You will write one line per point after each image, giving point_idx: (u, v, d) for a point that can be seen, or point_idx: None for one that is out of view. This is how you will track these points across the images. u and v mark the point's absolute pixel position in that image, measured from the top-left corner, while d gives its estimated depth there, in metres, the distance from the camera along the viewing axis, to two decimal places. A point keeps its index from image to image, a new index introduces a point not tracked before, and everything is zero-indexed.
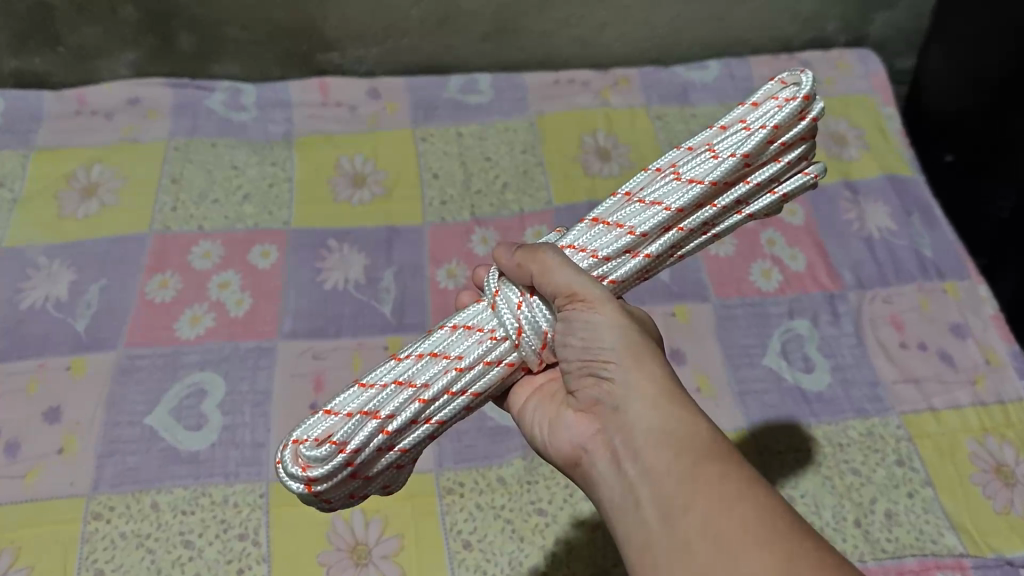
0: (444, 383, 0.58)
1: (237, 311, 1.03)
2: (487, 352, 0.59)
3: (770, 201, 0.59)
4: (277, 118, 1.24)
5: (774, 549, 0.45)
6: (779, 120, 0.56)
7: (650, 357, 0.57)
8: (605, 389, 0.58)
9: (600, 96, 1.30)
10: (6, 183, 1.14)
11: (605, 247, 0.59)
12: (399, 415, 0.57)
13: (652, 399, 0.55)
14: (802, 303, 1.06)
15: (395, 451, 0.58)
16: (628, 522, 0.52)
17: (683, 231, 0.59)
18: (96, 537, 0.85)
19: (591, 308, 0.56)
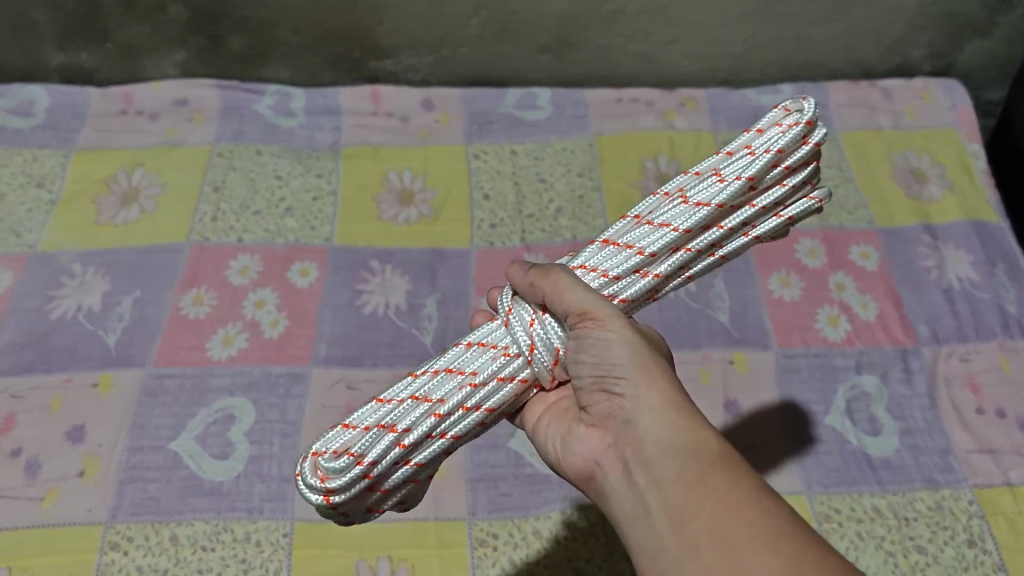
0: (459, 398, 0.53)
1: (271, 333, 0.99)
2: (500, 368, 0.54)
3: (777, 224, 0.55)
4: (325, 126, 1.20)
5: (780, 551, 0.43)
6: (784, 143, 0.53)
7: (660, 370, 0.52)
8: (616, 404, 0.53)
9: (664, 118, 1.23)
10: (46, 184, 1.12)
11: (616, 266, 0.55)
12: (416, 429, 0.52)
13: (663, 413, 0.51)
14: (871, 356, 0.99)
15: (411, 465, 0.53)
16: (640, 533, 0.49)
17: (692, 251, 0.55)
18: (112, 570, 0.81)
19: (600, 326, 0.52)
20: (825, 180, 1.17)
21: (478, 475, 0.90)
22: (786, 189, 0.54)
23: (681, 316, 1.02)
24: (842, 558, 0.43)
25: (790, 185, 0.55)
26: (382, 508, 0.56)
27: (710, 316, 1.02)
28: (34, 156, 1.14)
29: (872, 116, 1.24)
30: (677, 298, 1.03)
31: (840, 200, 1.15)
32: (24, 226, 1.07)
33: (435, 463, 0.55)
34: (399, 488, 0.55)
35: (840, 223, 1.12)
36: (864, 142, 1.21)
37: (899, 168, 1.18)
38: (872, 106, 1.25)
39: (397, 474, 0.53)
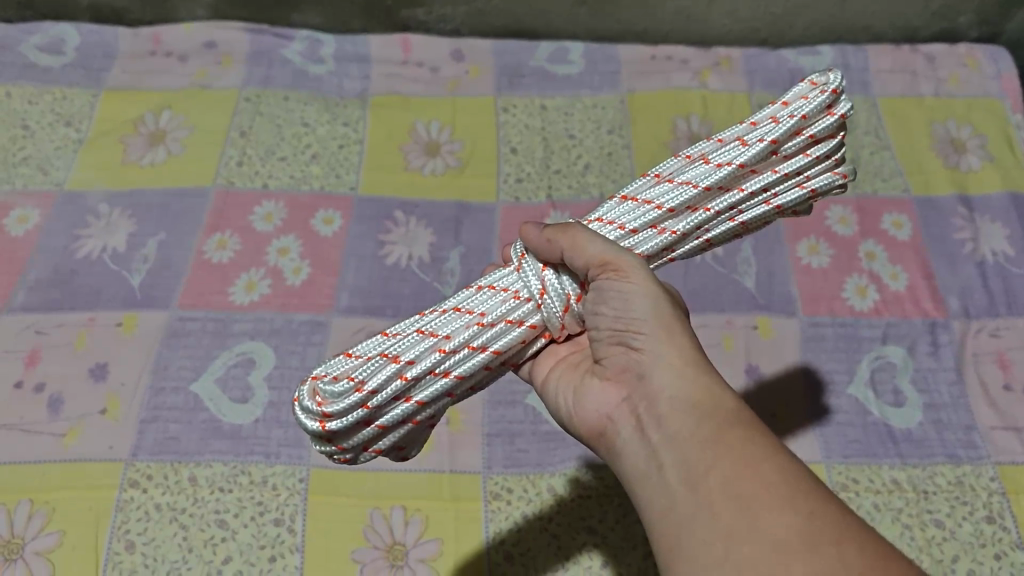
0: (466, 336, 0.51)
1: (294, 280, 0.99)
2: (509, 311, 0.53)
3: (800, 194, 0.53)
4: (355, 74, 1.19)
5: (796, 509, 0.42)
6: (811, 109, 0.51)
7: (680, 327, 0.52)
8: (633, 359, 0.53)
9: (698, 77, 1.20)
10: (74, 123, 1.12)
11: (634, 220, 0.54)
12: (421, 361, 0.50)
13: (680, 370, 0.51)
14: (899, 328, 0.97)
15: (411, 403, 0.51)
16: (653, 490, 0.49)
17: (710, 211, 0.53)
18: (130, 507, 0.82)
19: (624, 277, 0.50)
20: (861, 147, 1.14)
21: (494, 429, 0.90)
22: (809, 158, 0.53)
23: (708, 279, 1.00)
24: (858, 519, 0.42)
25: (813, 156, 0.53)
26: (380, 450, 0.54)
27: (736, 281, 1.00)
28: (63, 94, 1.14)
29: (914, 83, 1.21)
30: (703, 261, 1.02)
31: (876, 168, 1.12)
32: (52, 164, 1.08)
33: (437, 406, 0.53)
34: (397, 428, 0.53)
35: (874, 191, 1.10)
36: (903, 109, 1.18)
37: (938, 137, 1.15)
38: (914, 72, 1.22)
39: (396, 411, 0.51)
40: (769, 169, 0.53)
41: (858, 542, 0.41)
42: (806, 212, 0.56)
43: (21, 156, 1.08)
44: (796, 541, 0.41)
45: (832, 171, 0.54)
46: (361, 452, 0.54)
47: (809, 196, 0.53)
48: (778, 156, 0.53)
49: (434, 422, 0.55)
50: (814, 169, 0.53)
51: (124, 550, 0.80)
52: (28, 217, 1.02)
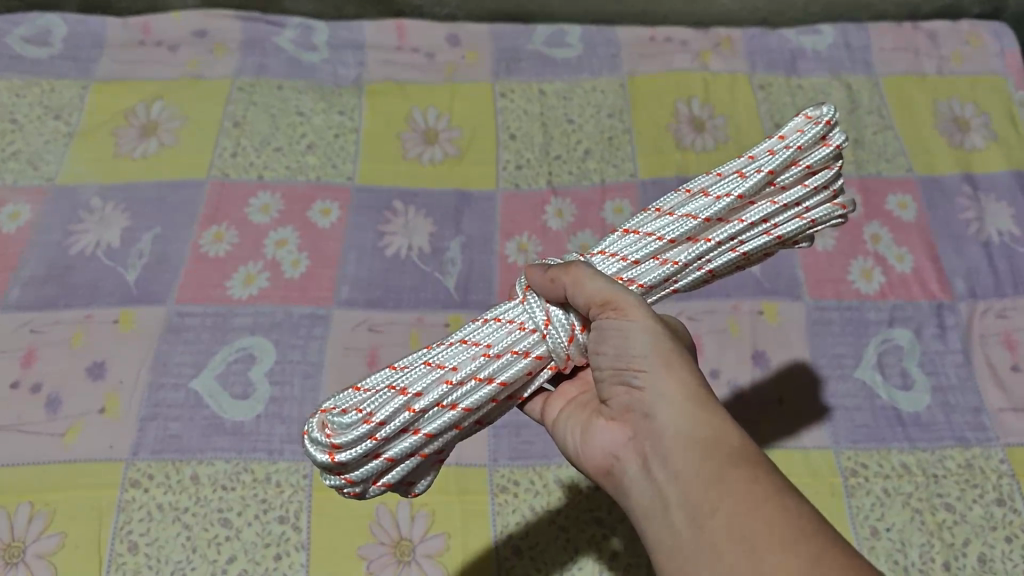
0: (473, 367, 0.50)
1: (292, 273, 0.97)
2: (515, 341, 0.52)
3: (799, 225, 0.52)
4: (349, 61, 1.17)
5: (798, 553, 0.41)
6: (808, 139, 0.50)
7: (683, 361, 0.50)
8: (635, 397, 0.51)
9: (698, 59, 1.19)
10: (64, 116, 1.10)
11: (634, 250, 0.52)
12: (429, 392, 0.49)
13: (683, 407, 0.49)
14: (905, 310, 0.96)
15: (418, 436, 0.50)
16: (659, 528, 0.48)
17: (711, 242, 0.52)
18: (132, 507, 0.81)
19: (623, 315, 0.49)
20: (864, 127, 1.13)
21: (500, 421, 0.89)
22: (808, 189, 0.51)
23: None
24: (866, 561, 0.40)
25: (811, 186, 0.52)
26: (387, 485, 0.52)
27: None
28: (52, 87, 1.12)
29: (917, 61, 1.19)
30: None
31: (879, 148, 1.11)
32: (43, 157, 1.06)
33: (444, 439, 0.52)
34: (404, 462, 0.51)
35: (877, 172, 1.08)
36: (906, 89, 1.17)
37: (941, 117, 1.14)
38: (916, 51, 1.20)
39: (403, 445, 0.50)
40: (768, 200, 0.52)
41: None
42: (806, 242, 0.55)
43: (11, 150, 1.06)
44: None
45: (832, 202, 0.53)
46: (368, 487, 0.52)
47: (808, 226, 0.52)
48: (776, 186, 0.52)
49: (441, 455, 0.54)
50: (813, 200, 0.52)
51: (127, 552, 0.79)
52: (21, 212, 1.01)
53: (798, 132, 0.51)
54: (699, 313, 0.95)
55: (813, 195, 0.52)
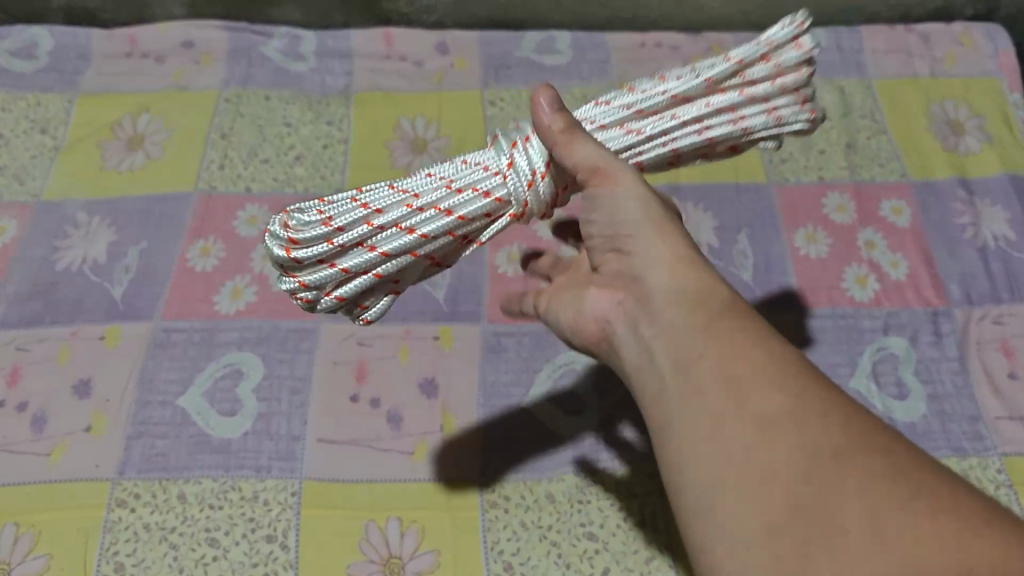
0: (433, 196, 0.53)
1: (280, 286, 0.96)
2: (478, 180, 0.54)
3: (764, 119, 0.56)
4: (337, 69, 1.16)
5: (785, 391, 0.44)
6: (781, 34, 0.55)
7: (672, 227, 0.54)
8: (628, 262, 0.55)
9: (689, 63, 1.18)
10: (49, 130, 1.09)
11: (604, 115, 0.57)
12: (392, 202, 0.53)
13: (673, 265, 0.52)
14: (900, 317, 0.95)
15: (371, 253, 0.53)
16: (646, 378, 0.51)
17: (675, 119, 0.56)
18: (119, 528, 0.80)
19: (612, 181, 0.53)
20: (857, 131, 1.12)
21: (489, 434, 0.87)
22: (776, 84, 0.56)
23: None
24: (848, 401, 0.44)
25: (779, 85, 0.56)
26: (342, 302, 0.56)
27: (733, 274, 0.98)
28: (37, 101, 1.11)
29: (909, 63, 1.18)
30: None
31: (872, 152, 1.10)
32: (28, 172, 1.05)
33: (398, 265, 0.55)
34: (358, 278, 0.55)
35: (871, 177, 1.07)
36: (899, 91, 1.16)
37: (935, 119, 1.13)
38: (909, 52, 1.19)
39: (355, 258, 0.54)
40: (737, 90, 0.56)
41: (847, 426, 0.42)
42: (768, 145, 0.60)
43: None
44: (785, 421, 0.43)
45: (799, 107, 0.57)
46: (322, 297, 0.56)
47: (775, 122, 0.56)
48: (745, 80, 0.56)
49: (396, 283, 0.57)
50: (779, 99, 0.56)
51: (113, 573, 0.78)
52: (6, 228, 1.00)
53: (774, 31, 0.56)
54: None
55: (782, 95, 0.56)
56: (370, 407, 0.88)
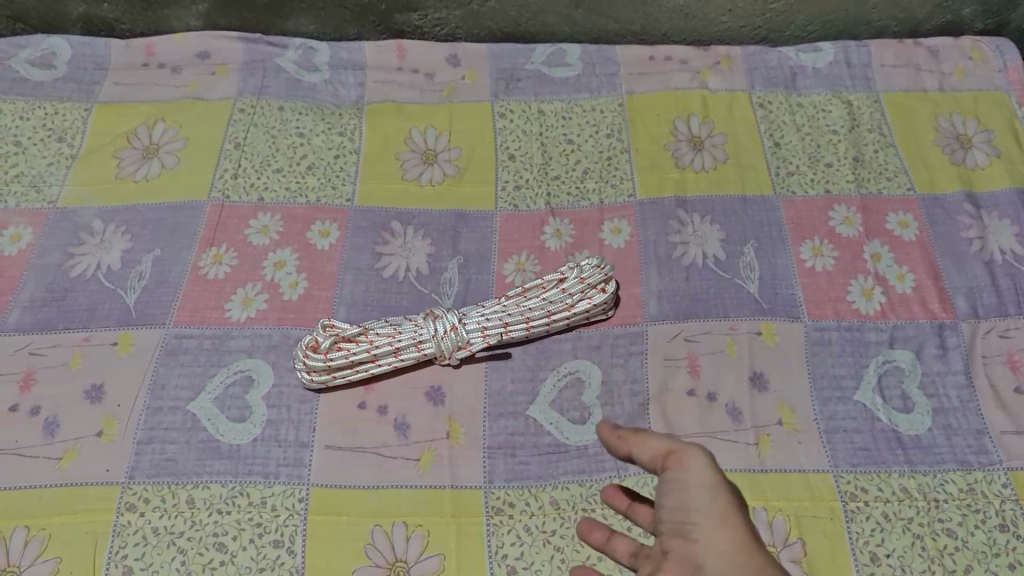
0: (407, 338, 0.86)
1: (290, 295, 0.98)
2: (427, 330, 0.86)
3: (581, 286, 0.87)
4: (349, 81, 1.18)
5: None
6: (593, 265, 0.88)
7: (738, 514, 0.62)
8: (690, 548, 0.62)
9: (698, 77, 1.18)
10: (66, 139, 1.11)
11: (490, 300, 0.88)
12: (387, 346, 0.85)
13: (729, 554, 0.60)
14: (906, 330, 0.96)
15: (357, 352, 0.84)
16: None
17: (528, 320, 0.86)
18: (128, 531, 0.81)
19: (683, 461, 0.64)
20: (865, 144, 1.12)
21: (495, 442, 0.88)
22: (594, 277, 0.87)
23: (710, 285, 0.99)
24: None
25: (588, 284, 0.87)
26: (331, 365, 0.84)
27: (739, 286, 0.99)
28: (55, 110, 1.13)
29: (917, 77, 1.19)
30: (704, 265, 1.00)
31: (880, 165, 1.10)
32: (45, 180, 1.07)
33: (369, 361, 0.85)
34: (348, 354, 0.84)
35: (878, 190, 1.08)
36: (907, 105, 1.16)
37: (944, 133, 1.13)
38: (918, 66, 1.20)
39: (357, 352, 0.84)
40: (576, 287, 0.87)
41: None
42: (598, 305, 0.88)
43: (13, 173, 1.07)
44: None
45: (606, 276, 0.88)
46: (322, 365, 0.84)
47: (584, 284, 0.87)
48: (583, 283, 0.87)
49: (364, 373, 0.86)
50: (591, 275, 0.87)
51: None
52: (21, 235, 1.02)
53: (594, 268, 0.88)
54: (696, 334, 0.95)
55: (594, 276, 0.87)
56: (377, 414, 0.89)
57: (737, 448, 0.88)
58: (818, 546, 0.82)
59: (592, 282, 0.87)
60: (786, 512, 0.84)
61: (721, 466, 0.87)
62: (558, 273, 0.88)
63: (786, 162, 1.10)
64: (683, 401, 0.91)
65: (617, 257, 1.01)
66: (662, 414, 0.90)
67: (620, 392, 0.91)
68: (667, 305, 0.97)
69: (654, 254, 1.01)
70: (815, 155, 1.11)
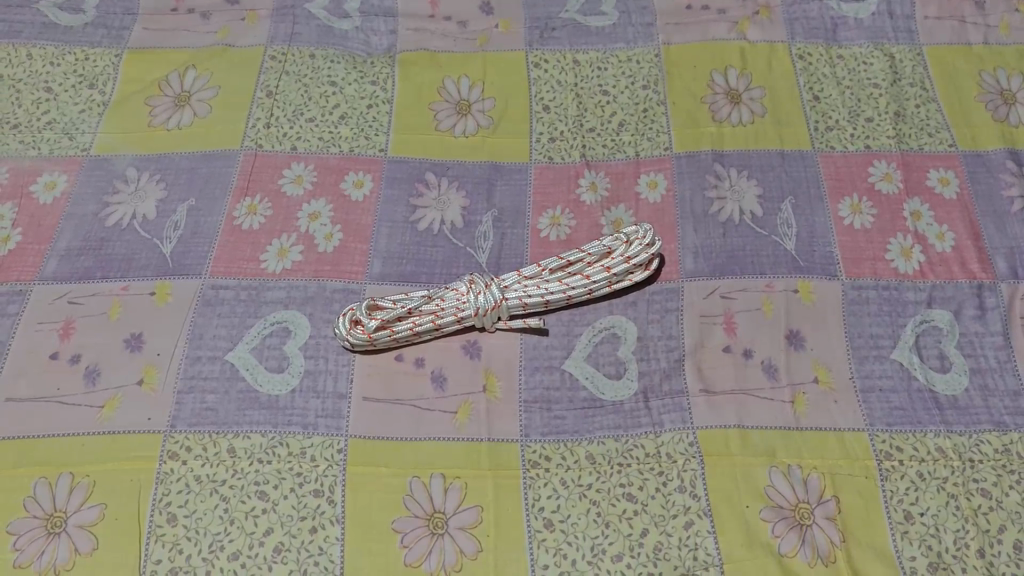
0: (450, 314, 0.87)
1: (325, 247, 0.97)
2: (470, 307, 0.87)
3: (623, 265, 0.87)
4: (381, 29, 1.16)
5: None
6: (633, 235, 0.88)
7: None
8: None
9: (736, 27, 1.16)
10: (98, 85, 1.10)
11: (530, 269, 0.88)
12: (428, 324, 0.86)
13: None
14: (944, 290, 0.95)
15: (402, 331, 0.86)
16: None
17: (568, 294, 0.87)
18: (171, 479, 0.82)
19: None
20: (906, 99, 1.10)
21: (531, 396, 0.89)
22: (634, 255, 0.87)
23: (747, 241, 0.98)
24: None
25: (631, 262, 0.87)
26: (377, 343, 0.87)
27: (776, 243, 0.98)
28: (86, 55, 1.12)
29: (962, 30, 1.16)
30: (741, 222, 1.00)
31: (922, 121, 1.08)
32: (77, 127, 1.06)
33: (415, 336, 0.87)
34: (393, 331, 0.86)
35: (919, 147, 1.06)
36: (950, 59, 1.14)
37: (987, 88, 1.11)
38: (962, 19, 1.17)
39: (401, 328, 0.86)
40: (616, 263, 0.87)
41: None
42: (639, 277, 0.89)
43: (45, 120, 1.06)
44: None
45: (648, 250, 0.87)
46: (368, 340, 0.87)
47: (627, 263, 0.87)
48: (625, 258, 0.87)
49: (408, 342, 0.89)
50: (634, 253, 0.87)
51: (165, 523, 0.80)
52: (56, 183, 1.02)
53: (636, 239, 0.87)
54: (733, 291, 0.94)
55: (638, 254, 0.87)
56: (414, 367, 0.90)
57: (772, 406, 0.88)
58: (852, 504, 0.82)
59: (634, 257, 0.87)
60: (821, 470, 0.84)
61: (756, 423, 0.87)
62: (598, 244, 0.88)
63: (825, 116, 1.08)
64: (719, 358, 0.91)
65: (653, 212, 1.01)
66: (697, 371, 0.90)
67: (656, 348, 0.91)
68: (704, 261, 0.97)
69: (690, 210, 1.00)
70: (855, 109, 1.09)
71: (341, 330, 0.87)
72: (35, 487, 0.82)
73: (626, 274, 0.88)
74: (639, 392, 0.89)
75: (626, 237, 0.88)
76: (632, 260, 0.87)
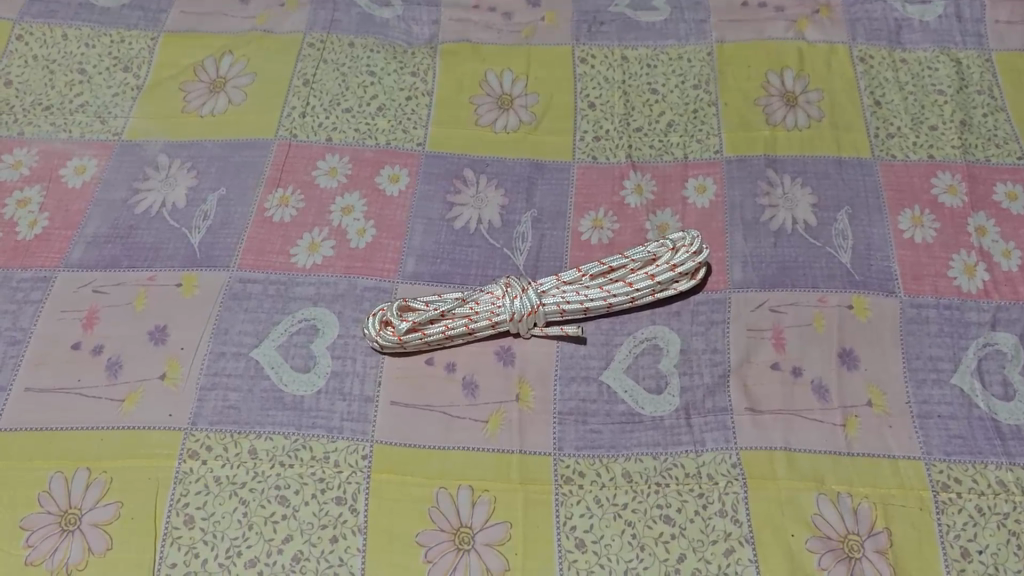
0: (484, 317, 0.83)
1: (357, 242, 0.94)
2: (505, 311, 0.83)
3: (668, 273, 0.82)
4: (423, 19, 1.12)
5: None
6: (678, 241, 0.83)
7: None
8: None
9: (794, 26, 1.11)
10: (132, 69, 1.07)
11: (569, 274, 0.84)
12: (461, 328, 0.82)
13: None
14: (1010, 312, 0.89)
15: (434, 334, 0.82)
16: None
17: (609, 301, 0.83)
18: (189, 479, 0.79)
19: None
20: (973, 107, 1.04)
21: (566, 408, 0.85)
22: (679, 263, 0.82)
23: (799, 251, 0.93)
24: None
25: (676, 270, 0.82)
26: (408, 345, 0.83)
27: (830, 255, 0.93)
28: (121, 37, 1.09)
29: None
30: (793, 231, 0.94)
31: (989, 131, 1.02)
32: (110, 110, 1.04)
33: (448, 339, 0.84)
34: (425, 333, 0.82)
35: (986, 158, 1.00)
36: (1021, 67, 1.08)
37: None
38: None
39: (433, 331, 0.82)
40: (660, 270, 0.83)
41: None
42: (684, 287, 0.85)
43: (78, 102, 1.04)
44: None
45: (694, 258, 0.82)
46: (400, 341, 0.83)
47: (672, 270, 0.82)
48: (670, 266, 0.82)
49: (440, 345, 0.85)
50: (680, 261, 0.82)
51: (182, 525, 0.77)
52: (86, 167, 0.99)
53: (682, 246, 0.83)
54: (783, 304, 0.90)
55: (684, 262, 0.82)
56: (444, 372, 0.86)
57: (822, 429, 0.83)
58: (905, 537, 0.77)
59: (680, 265, 0.82)
60: (872, 499, 0.79)
61: (804, 446, 0.82)
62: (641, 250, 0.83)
63: (886, 122, 1.03)
64: (766, 375, 0.86)
65: (701, 218, 0.96)
66: (743, 388, 0.85)
67: (699, 362, 0.87)
68: (753, 272, 0.92)
69: (740, 217, 0.95)
70: (918, 116, 1.03)
71: (371, 330, 0.83)
72: (50, 481, 0.79)
73: (671, 283, 0.83)
74: (680, 409, 0.84)
75: (672, 245, 0.83)
76: (678, 268, 0.82)
